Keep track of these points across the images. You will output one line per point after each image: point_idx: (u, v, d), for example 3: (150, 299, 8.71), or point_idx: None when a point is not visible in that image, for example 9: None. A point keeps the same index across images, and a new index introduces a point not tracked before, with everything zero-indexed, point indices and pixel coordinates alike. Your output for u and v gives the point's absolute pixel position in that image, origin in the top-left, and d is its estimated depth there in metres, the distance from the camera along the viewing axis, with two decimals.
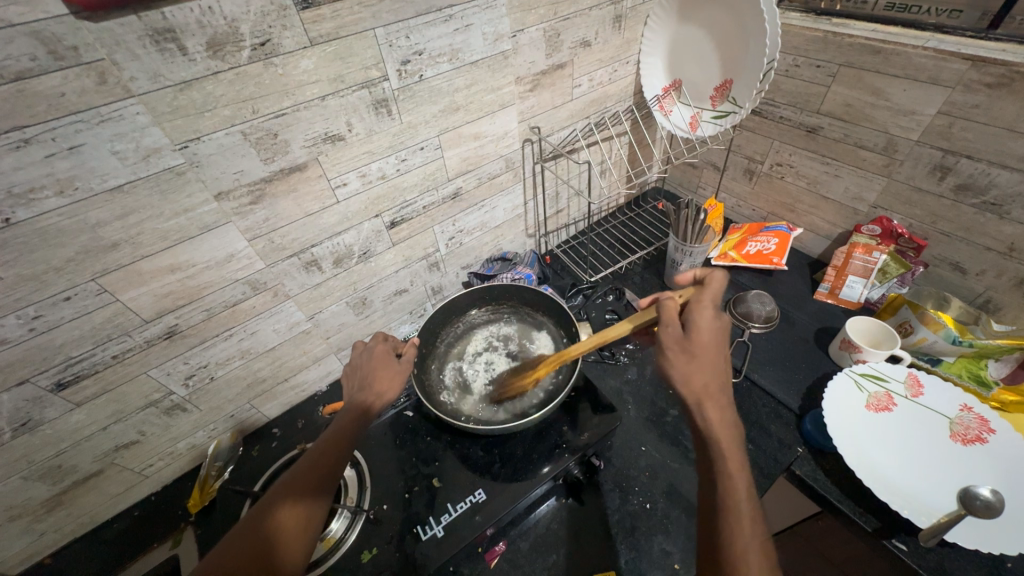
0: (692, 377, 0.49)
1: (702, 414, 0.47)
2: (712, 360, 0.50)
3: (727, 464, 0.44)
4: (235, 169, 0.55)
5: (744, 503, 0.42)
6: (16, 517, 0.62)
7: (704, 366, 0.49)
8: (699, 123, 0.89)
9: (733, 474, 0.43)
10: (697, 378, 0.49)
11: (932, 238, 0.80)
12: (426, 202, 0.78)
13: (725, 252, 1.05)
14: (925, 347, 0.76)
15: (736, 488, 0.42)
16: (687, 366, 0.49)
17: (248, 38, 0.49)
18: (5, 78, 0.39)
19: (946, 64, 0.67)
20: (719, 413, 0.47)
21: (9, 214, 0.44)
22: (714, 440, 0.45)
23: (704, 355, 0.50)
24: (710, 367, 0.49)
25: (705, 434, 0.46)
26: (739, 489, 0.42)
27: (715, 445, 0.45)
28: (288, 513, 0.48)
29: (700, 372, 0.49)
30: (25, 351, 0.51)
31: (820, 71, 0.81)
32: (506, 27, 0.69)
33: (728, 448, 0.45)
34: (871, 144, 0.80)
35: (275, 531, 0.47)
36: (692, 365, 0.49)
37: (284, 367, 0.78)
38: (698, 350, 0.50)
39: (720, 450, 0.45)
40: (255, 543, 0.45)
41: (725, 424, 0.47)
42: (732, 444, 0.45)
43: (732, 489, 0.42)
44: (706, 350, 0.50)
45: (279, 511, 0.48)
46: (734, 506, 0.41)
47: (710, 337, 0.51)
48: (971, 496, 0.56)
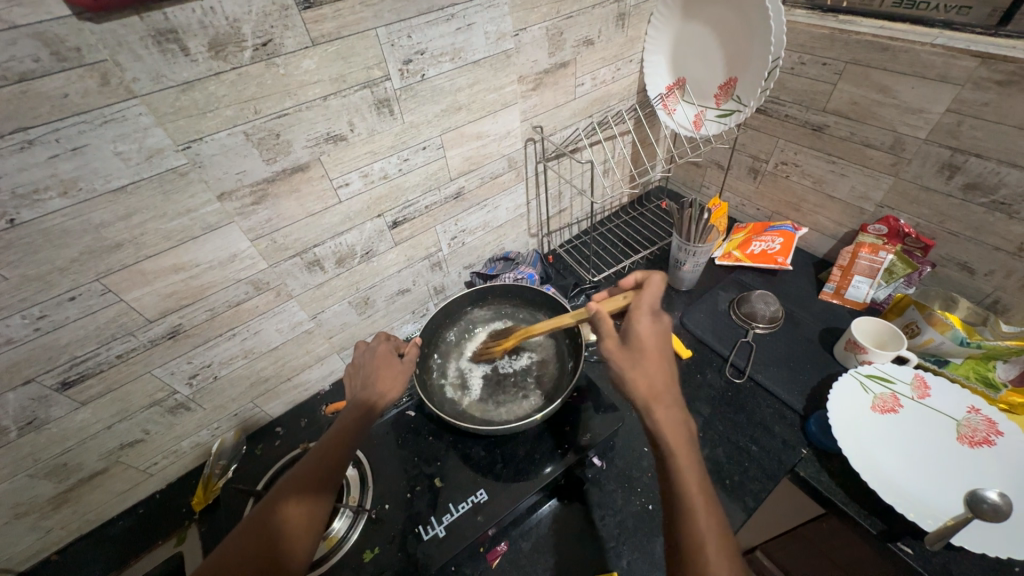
0: (639, 382, 0.48)
1: (652, 418, 0.46)
2: (658, 362, 0.49)
3: (679, 466, 0.43)
4: (238, 169, 0.55)
5: (699, 504, 0.41)
6: (22, 514, 0.63)
7: (649, 369, 0.49)
8: (702, 122, 0.89)
9: (686, 475, 0.43)
10: (644, 383, 0.48)
11: (940, 238, 0.79)
12: (428, 202, 0.78)
13: (729, 252, 1.04)
14: (932, 348, 0.75)
15: (689, 489, 0.42)
16: (632, 372, 0.49)
17: (250, 39, 0.49)
18: (9, 80, 0.39)
19: (955, 61, 0.66)
20: (671, 414, 0.46)
21: (13, 214, 0.44)
22: (666, 444, 0.45)
23: (649, 359, 0.49)
24: (656, 369, 0.49)
25: (658, 438, 0.46)
26: (692, 490, 0.42)
27: (666, 449, 0.45)
28: (295, 511, 0.49)
29: (646, 376, 0.48)
30: (31, 350, 0.51)
31: (826, 69, 0.80)
32: (508, 26, 0.69)
33: (681, 449, 0.44)
34: (877, 143, 0.79)
35: (283, 529, 0.47)
36: (636, 371, 0.49)
37: (287, 366, 0.78)
38: (640, 354, 0.50)
39: (672, 451, 0.44)
40: (263, 540, 0.46)
41: (678, 425, 0.46)
42: (685, 444, 0.45)
43: (687, 492, 0.42)
44: (650, 353, 0.50)
45: (285, 508, 0.49)
46: (689, 509, 0.41)
47: (652, 341, 0.51)
48: (978, 499, 0.54)
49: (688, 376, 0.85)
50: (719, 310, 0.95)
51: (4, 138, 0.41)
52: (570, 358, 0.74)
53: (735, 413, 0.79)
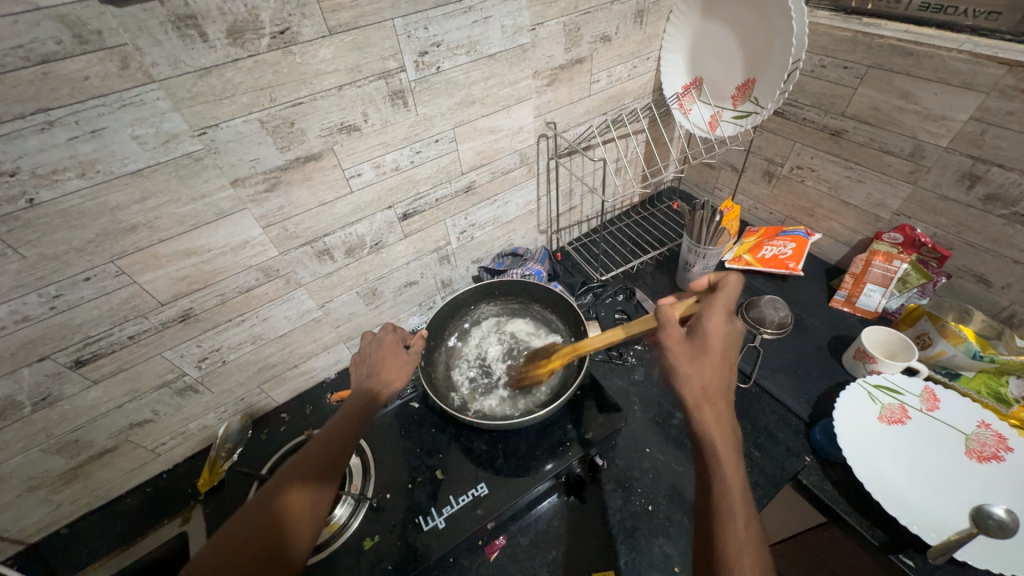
0: (694, 379, 0.48)
1: (699, 416, 0.47)
2: (717, 364, 0.49)
3: (724, 466, 0.43)
4: (252, 156, 0.56)
5: (738, 507, 0.41)
6: (34, 487, 0.64)
7: (708, 368, 0.48)
8: (718, 123, 0.88)
9: (730, 475, 0.43)
10: (699, 380, 0.48)
11: (957, 248, 0.78)
12: (439, 195, 0.78)
13: (739, 255, 1.03)
14: (944, 360, 0.73)
15: (730, 491, 0.42)
16: (690, 367, 0.48)
17: (268, 26, 0.49)
18: (32, 61, 0.40)
19: (981, 68, 0.64)
20: (718, 417, 0.46)
21: (32, 194, 0.45)
22: (708, 441, 0.45)
23: (711, 359, 0.49)
24: (714, 370, 0.48)
25: (700, 438, 0.46)
26: (733, 493, 0.42)
27: (712, 449, 0.45)
28: (300, 496, 0.49)
29: (703, 375, 0.48)
30: (46, 329, 0.52)
31: (847, 72, 0.79)
32: (525, 20, 0.68)
33: (724, 450, 0.44)
34: (897, 149, 0.78)
35: (289, 512, 0.48)
36: (694, 368, 0.48)
37: (294, 353, 0.79)
38: (703, 353, 0.49)
39: (716, 452, 0.44)
40: (269, 523, 0.47)
41: (723, 429, 0.46)
42: (729, 448, 0.45)
43: (727, 492, 0.42)
44: (714, 354, 0.49)
45: (291, 493, 0.49)
46: (727, 509, 0.41)
47: (718, 342, 0.50)
48: (983, 514, 0.55)
49: None
50: None
51: (26, 119, 0.42)
52: (575, 356, 0.74)
53: (739, 417, 0.78)
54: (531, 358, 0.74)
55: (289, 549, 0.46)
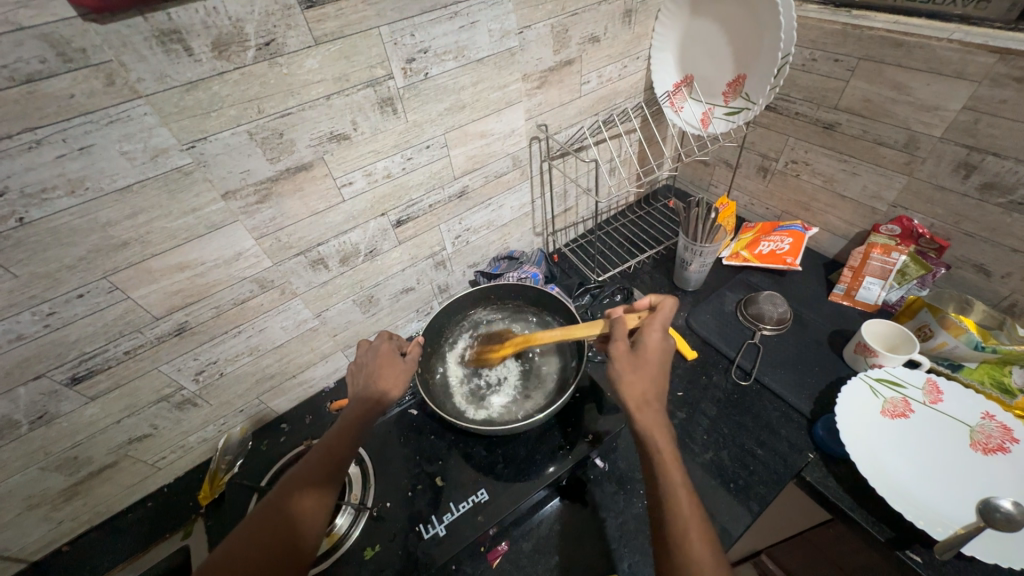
0: (634, 386, 0.49)
1: (641, 420, 0.48)
2: (657, 374, 0.51)
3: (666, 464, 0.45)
4: (242, 168, 0.56)
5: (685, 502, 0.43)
6: (35, 505, 0.64)
7: (648, 376, 0.50)
8: (710, 120, 0.88)
9: (671, 470, 0.44)
10: (638, 387, 0.49)
11: (955, 239, 0.77)
12: (431, 201, 0.78)
13: (736, 252, 1.03)
14: (946, 352, 0.73)
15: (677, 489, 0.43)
16: (630, 375, 0.50)
17: (253, 38, 0.49)
18: (17, 80, 0.40)
19: (972, 57, 0.64)
20: (656, 418, 0.48)
21: (22, 213, 0.45)
22: (651, 442, 0.47)
23: (650, 369, 0.51)
24: (652, 378, 0.50)
25: (644, 440, 0.47)
26: (677, 487, 0.43)
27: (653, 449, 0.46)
28: (308, 499, 0.50)
29: (641, 381, 0.50)
30: (40, 346, 0.52)
31: (838, 65, 0.79)
32: (512, 24, 0.68)
33: (666, 448, 0.46)
34: (890, 140, 0.78)
35: (295, 519, 0.48)
36: (635, 375, 0.50)
37: (292, 363, 0.79)
38: (643, 362, 0.51)
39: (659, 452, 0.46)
40: (279, 526, 0.47)
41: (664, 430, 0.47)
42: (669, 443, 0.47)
43: (673, 486, 0.43)
44: (652, 365, 0.51)
45: (299, 496, 0.50)
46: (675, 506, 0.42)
47: (657, 356, 0.52)
48: (991, 508, 0.53)
49: (693, 378, 0.84)
50: (725, 310, 0.94)
51: (12, 138, 0.42)
52: (572, 360, 0.73)
53: (742, 415, 0.78)
54: (487, 341, 0.77)
55: (298, 551, 0.47)
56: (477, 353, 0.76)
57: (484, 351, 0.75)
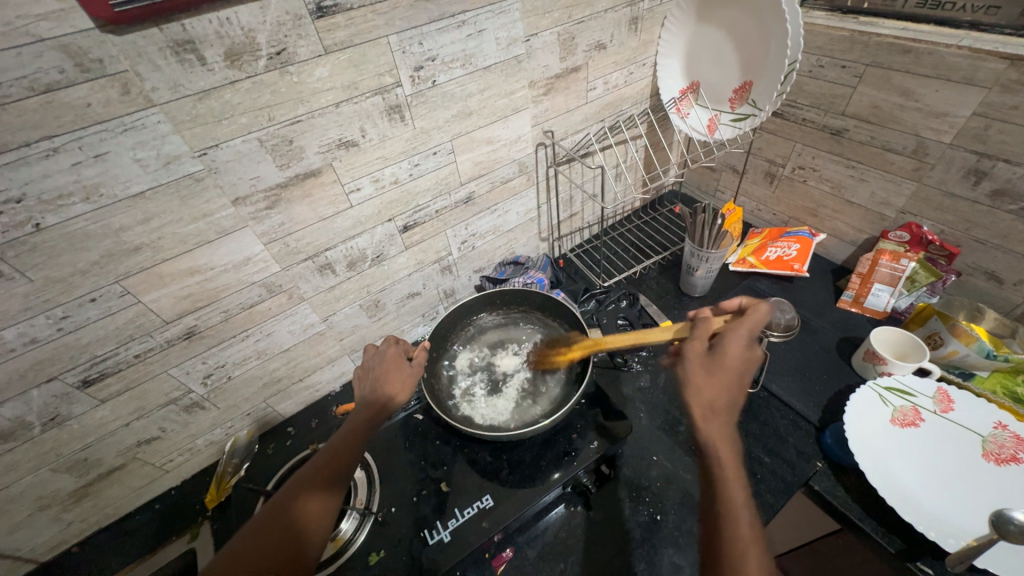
0: (706, 391, 0.49)
1: (707, 428, 0.47)
2: (732, 382, 0.49)
3: (726, 477, 0.44)
4: (252, 175, 0.56)
5: (739, 516, 0.42)
6: (45, 506, 0.65)
7: (720, 382, 0.49)
8: (716, 126, 0.87)
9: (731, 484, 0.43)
10: (710, 395, 0.48)
11: (966, 245, 0.77)
12: (439, 206, 0.79)
13: (743, 258, 1.02)
14: (957, 360, 0.72)
15: (734, 504, 0.42)
16: (704, 381, 0.50)
17: (265, 48, 0.50)
18: (36, 90, 0.41)
19: (982, 63, 0.64)
20: (724, 428, 0.47)
21: (38, 219, 0.46)
22: (715, 452, 0.45)
23: (723, 374, 0.50)
24: (726, 386, 0.49)
25: (706, 448, 0.46)
26: (737, 503, 0.42)
27: (715, 458, 0.45)
28: (314, 503, 0.50)
29: (713, 389, 0.49)
30: (54, 349, 0.53)
31: (846, 71, 0.78)
32: (519, 32, 0.69)
33: (728, 461, 0.45)
34: (899, 147, 0.77)
35: (301, 522, 0.49)
36: (707, 380, 0.49)
37: (299, 367, 0.80)
38: (718, 367, 0.50)
39: (721, 462, 0.45)
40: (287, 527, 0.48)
41: (730, 443, 0.46)
42: (733, 457, 0.45)
43: (730, 499, 0.43)
44: (727, 370, 0.50)
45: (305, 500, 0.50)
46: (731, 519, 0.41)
47: (736, 362, 0.51)
48: (1004, 519, 0.52)
49: None
50: None
51: (31, 146, 0.43)
52: (577, 366, 0.73)
53: (749, 422, 0.77)
54: (551, 343, 0.77)
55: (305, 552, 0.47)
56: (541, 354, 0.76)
57: (549, 353, 0.75)
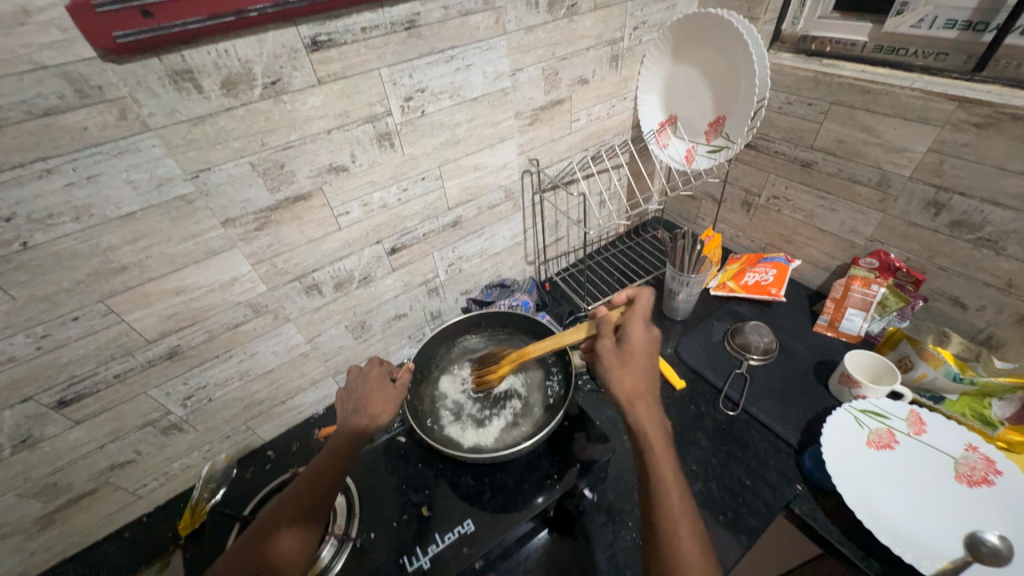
0: (625, 382, 0.51)
1: (633, 417, 0.49)
2: (644, 367, 0.52)
3: (658, 463, 0.46)
4: (243, 198, 0.58)
5: (674, 501, 0.44)
6: (8, 534, 0.63)
7: (637, 371, 0.51)
8: (693, 157, 0.92)
9: (663, 469, 0.45)
10: (630, 381, 0.51)
11: (930, 272, 0.80)
12: (426, 230, 0.81)
13: (723, 282, 1.05)
14: (926, 383, 0.74)
15: (668, 490, 0.44)
16: (621, 373, 0.51)
17: (260, 78, 0.52)
18: (34, 114, 0.42)
19: (934, 104, 0.69)
20: (651, 414, 0.49)
21: (26, 238, 0.47)
22: (644, 440, 0.47)
23: (637, 360, 0.52)
24: (642, 371, 0.52)
25: (638, 437, 0.48)
26: (671, 487, 0.44)
27: (645, 445, 0.47)
28: (290, 538, 0.49)
29: (632, 379, 0.51)
30: (31, 369, 0.53)
31: (812, 108, 0.83)
32: (505, 67, 0.72)
33: (659, 446, 0.47)
34: (864, 179, 0.82)
35: (277, 553, 0.48)
36: (624, 371, 0.51)
37: (282, 389, 0.79)
38: (631, 358, 0.52)
39: (652, 449, 0.47)
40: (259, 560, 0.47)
41: (657, 422, 0.49)
42: (662, 441, 0.47)
43: (664, 485, 0.45)
44: (639, 359, 0.52)
45: (280, 534, 0.50)
46: (666, 505, 0.44)
47: (642, 347, 0.53)
48: (977, 542, 0.55)
49: (683, 407, 0.85)
50: (713, 340, 0.95)
51: (24, 167, 0.44)
52: (560, 387, 0.74)
53: (731, 444, 0.78)
54: (483, 364, 0.77)
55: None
56: (477, 376, 0.75)
57: (484, 374, 0.74)
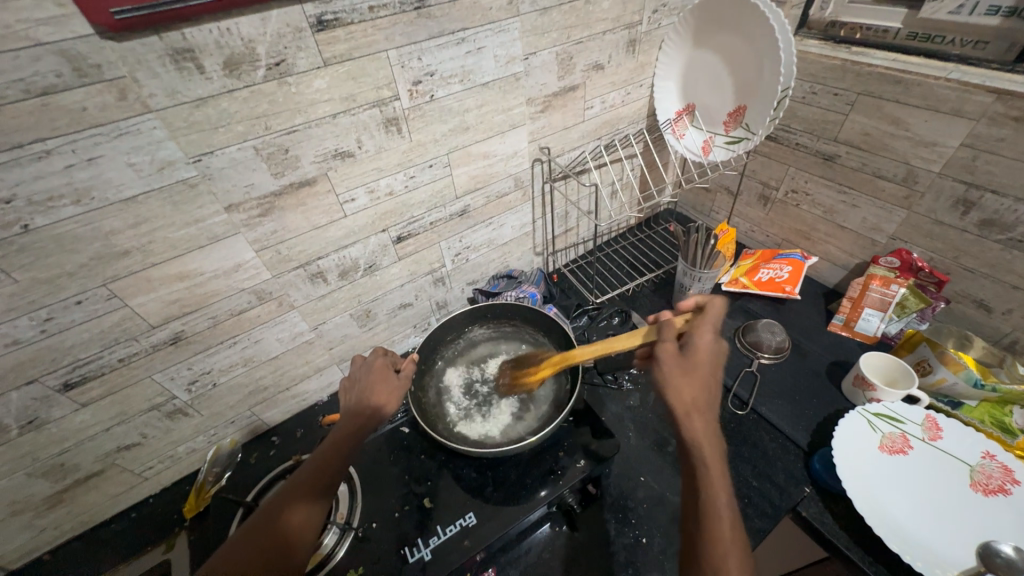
0: (685, 391, 0.48)
1: (689, 428, 0.47)
2: (706, 379, 0.49)
3: (711, 479, 0.44)
4: (246, 183, 0.56)
5: (725, 523, 0.42)
6: (18, 512, 0.64)
7: (698, 381, 0.49)
8: (711, 148, 0.89)
9: (715, 487, 0.43)
10: (689, 394, 0.48)
11: (955, 273, 0.77)
12: (433, 218, 0.79)
13: (736, 278, 1.03)
14: (945, 388, 0.72)
15: (718, 510, 0.42)
16: (681, 380, 0.49)
17: (264, 59, 0.50)
18: (32, 93, 0.41)
19: (970, 96, 0.65)
20: (707, 427, 0.47)
21: (27, 221, 0.46)
22: (698, 453, 0.45)
23: (700, 372, 0.49)
24: (703, 385, 0.49)
25: (690, 449, 0.46)
26: (721, 507, 0.42)
27: (699, 459, 0.45)
28: (304, 512, 0.50)
29: (692, 388, 0.48)
30: (36, 352, 0.53)
31: (838, 99, 0.80)
32: (517, 50, 0.70)
33: (713, 462, 0.45)
34: (890, 174, 0.78)
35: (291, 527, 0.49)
36: (686, 379, 0.49)
37: (286, 375, 0.79)
38: (693, 367, 0.50)
39: (706, 464, 0.44)
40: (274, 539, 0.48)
41: (714, 439, 0.46)
42: (716, 457, 0.45)
43: (714, 503, 0.42)
44: (703, 369, 0.50)
45: (292, 509, 0.50)
46: (715, 524, 0.41)
47: (707, 358, 0.51)
48: (991, 552, 0.52)
49: None
50: (723, 337, 0.93)
51: (23, 148, 0.43)
52: (566, 382, 0.72)
53: (739, 444, 0.76)
54: (518, 365, 0.76)
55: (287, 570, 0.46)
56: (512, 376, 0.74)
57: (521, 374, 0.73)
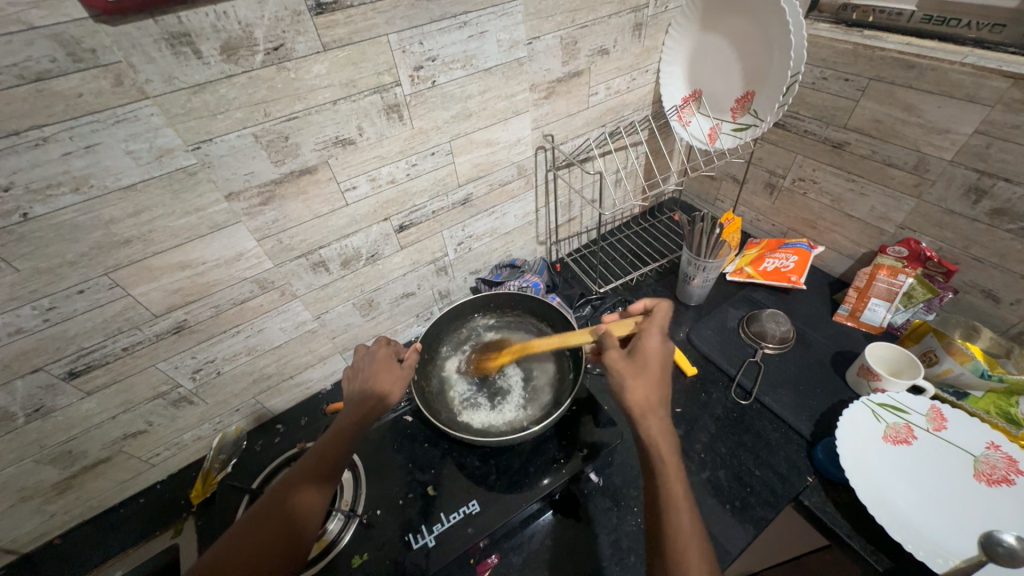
0: (637, 391, 0.49)
1: (644, 428, 0.47)
2: (657, 379, 0.50)
3: (667, 477, 0.44)
4: (247, 170, 0.56)
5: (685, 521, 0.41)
6: (27, 498, 0.64)
7: (648, 381, 0.50)
8: (717, 135, 0.87)
9: (672, 486, 0.43)
10: (642, 394, 0.49)
11: (964, 263, 0.76)
12: (435, 207, 0.78)
13: (741, 268, 1.02)
14: (951, 378, 0.71)
15: (677, 508, 0.42)
16: (631, 382, 0.50)
17: (262, 43, 0.49)
18: (27, 78, 0.40)
19: (985, 81, 0.63)
20: (661, 425, 0.47)
21: (26, 209, 0.45)
22: (654, 452, 0.45)
23: (649, 372, 0.50)
24: (654, 384, 0.50)
25: (647, 449, 0.46)
26: (680, 506, 0.42)
27: (654, 458, 0.45)
28: (313, 494, 0.51)
29: (644, 388, 0.49)
30: (40, 341, 0.53)
31: (849, 84, 0.78)
32: (521, 35, 0.68)
33: (669, 459, 0.45)
34: (900, 162, 0.77)
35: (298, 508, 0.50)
36: (636, 381, 0.50)
37: (289, 364, 0.79)
38: (644, 368, 0.51)
39: (662, 462, 0.45)
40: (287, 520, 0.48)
41: (668, 437, 0.46)
42: (672, 454, 0.45)
43: (673, 501, 0.42)
44: (652, 369, 0.51)
45: (304, 491, 0.51)
46: (674, 523, 0.41)
47: (657, 358, 0.52)
48: (994, 542, 0.53)
49: (693, 395, 0.83)
50: (727, 327, 0.93)
51: (20, 135, 0.42)
52: (569, 372, 0.72)
53: (741, 434, 0.76)
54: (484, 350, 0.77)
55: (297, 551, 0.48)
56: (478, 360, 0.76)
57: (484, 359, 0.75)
